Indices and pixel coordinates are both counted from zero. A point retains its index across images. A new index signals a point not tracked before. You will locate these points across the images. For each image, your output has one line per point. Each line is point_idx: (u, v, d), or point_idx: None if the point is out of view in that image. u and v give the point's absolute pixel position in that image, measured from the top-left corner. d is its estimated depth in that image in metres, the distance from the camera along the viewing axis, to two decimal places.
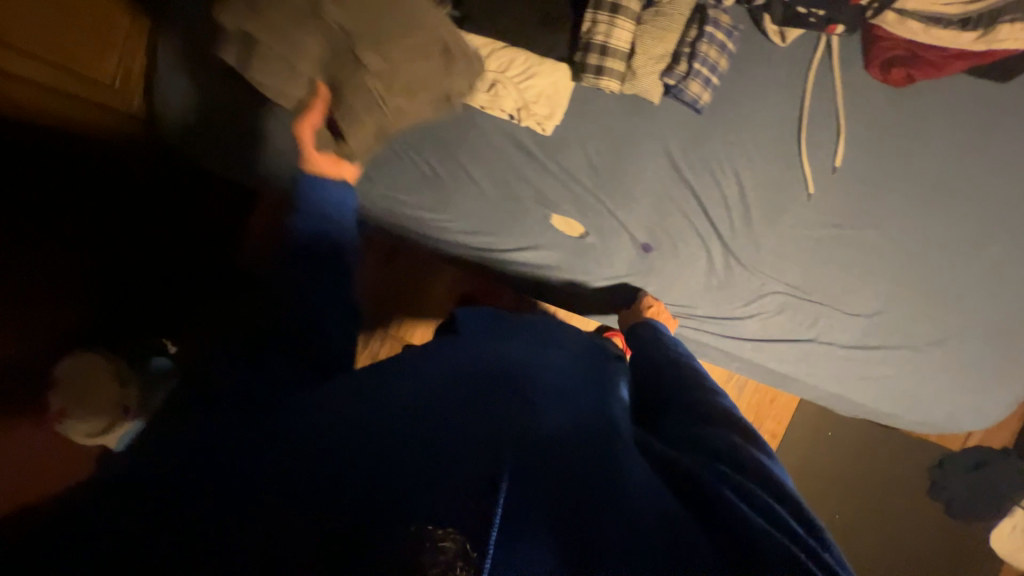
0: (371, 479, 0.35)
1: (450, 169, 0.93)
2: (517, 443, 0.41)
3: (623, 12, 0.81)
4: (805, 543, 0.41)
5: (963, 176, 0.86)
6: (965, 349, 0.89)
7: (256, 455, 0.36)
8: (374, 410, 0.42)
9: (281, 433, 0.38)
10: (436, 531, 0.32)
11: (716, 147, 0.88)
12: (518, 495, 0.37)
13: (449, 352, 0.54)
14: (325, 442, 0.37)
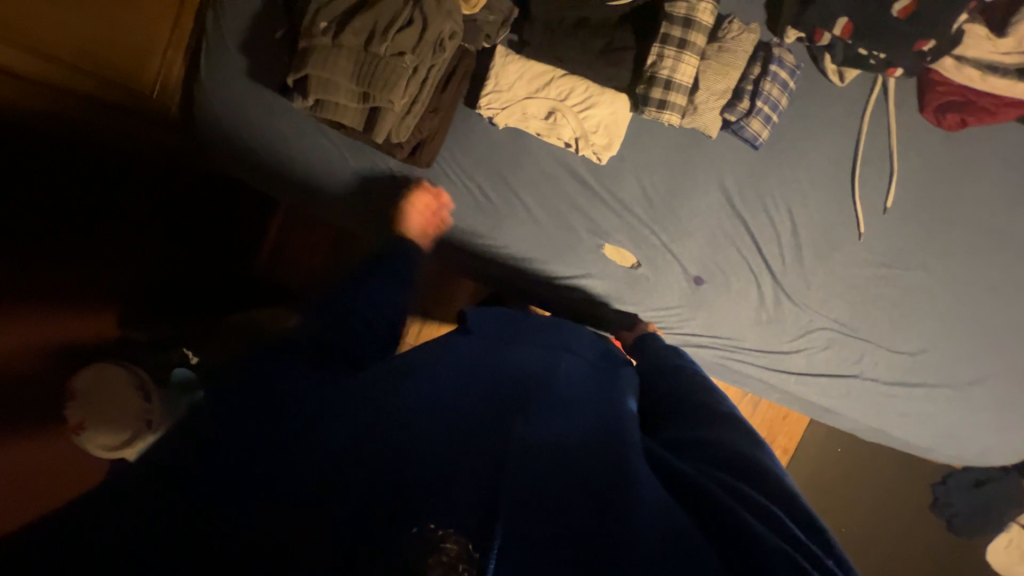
0: (398, 491, 0.37)
1: (503, 196, 0.93)
2: (531, 442, 0.42)
3: (691, 47, 0.81)
4: (809, 550, 0.41)
5: (1007, 222, 0.89)
6: (1001, 388, 0.92)
7: (290, 457, 0.38)
8: (403, 417, 0.43)
9: (294, 441, 0.40)
10: (440, 532, 0.34)
11: (771, 183, 0.89)
12: (521, 494, 0.38)
13: (468, 358, 0.55)
14: (337, 447, 0.39)
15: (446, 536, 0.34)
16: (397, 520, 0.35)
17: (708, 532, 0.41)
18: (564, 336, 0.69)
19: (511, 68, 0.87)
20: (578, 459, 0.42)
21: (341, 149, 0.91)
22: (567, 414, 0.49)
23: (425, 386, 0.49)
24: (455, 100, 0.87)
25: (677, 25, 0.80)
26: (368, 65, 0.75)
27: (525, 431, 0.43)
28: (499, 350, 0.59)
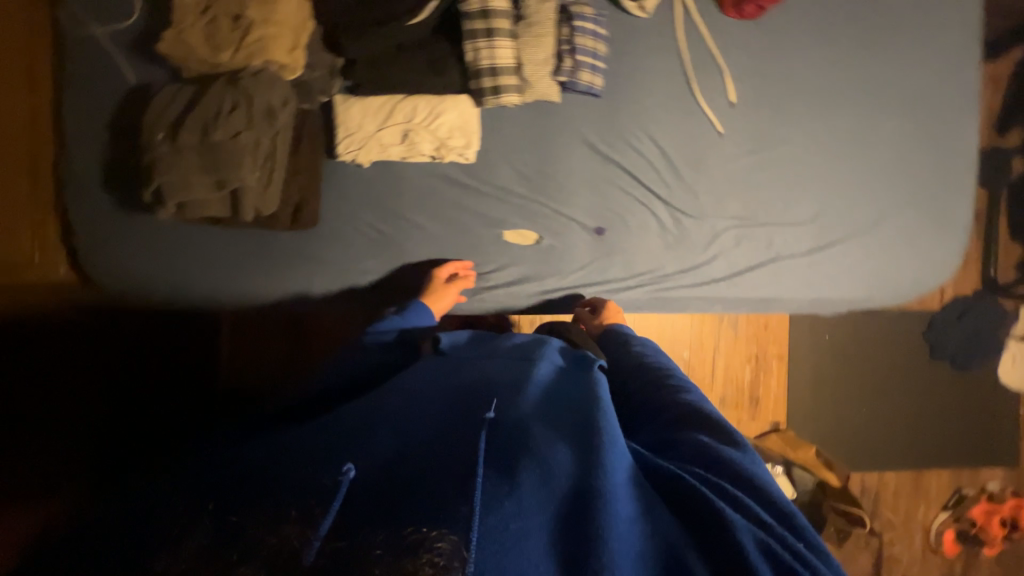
0: (410, 500, 0.42)
1: (395, 225, 0.96)
2: (539, 440, 0.48)
3: (498, 33, 0.86)
4: (780, 536, 0.43)
5: (842, 73, 0.95)
6: (906, 219, 0.96)
7: (306, 488, 0.43)
8: (427, 438, 0.50)
9: (310, 480, 0.45)
10: (432, 534, 0.39)
11: (625, 121, 0.94)
12: (512, 500, 0.42)
13: (476, 377, 0.62)
14: (347, 476, 0.45)
15: (438, 532, 0.39)
16: (403, 522, 0.40)
17: (686, 515, 0.46)
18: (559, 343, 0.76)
19: (354, 110, 0.91)
20: (574, 449, 0.48)
21: (253, 246, 0.94)
22: (553, 415, 0.54)
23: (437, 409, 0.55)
24: (314, 157, 0.91)
25: (478, 18, 0.86)
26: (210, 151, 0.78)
27: (534, 431, 0.49)
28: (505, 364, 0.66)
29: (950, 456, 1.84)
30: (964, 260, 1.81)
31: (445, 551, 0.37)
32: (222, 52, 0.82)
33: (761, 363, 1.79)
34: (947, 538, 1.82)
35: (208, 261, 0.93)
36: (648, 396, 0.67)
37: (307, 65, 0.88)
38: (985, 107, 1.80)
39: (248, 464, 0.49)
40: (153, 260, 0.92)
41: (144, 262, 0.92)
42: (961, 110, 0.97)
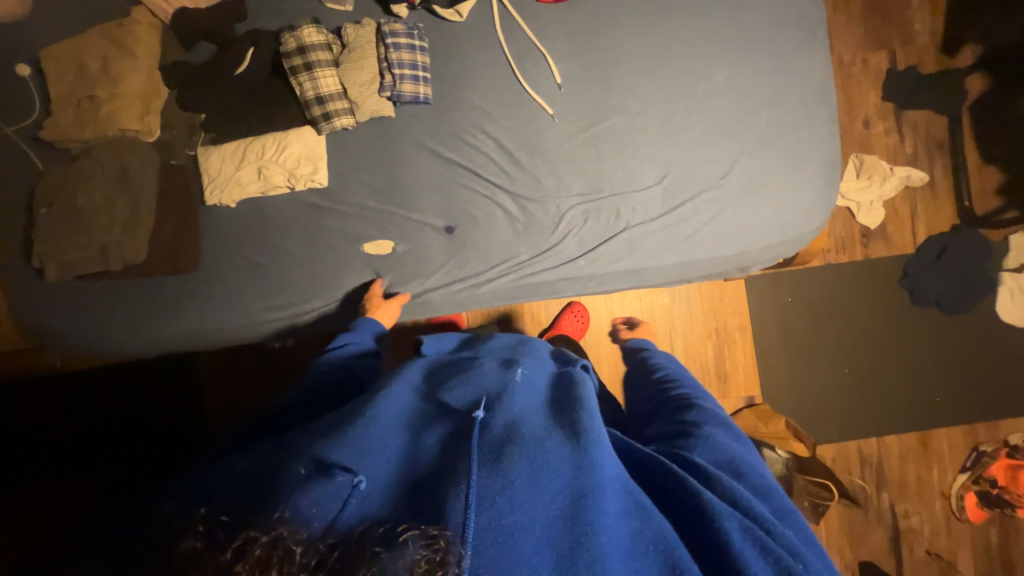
0: (430, 505, 0.45)
1: (265, 254, 1.02)
2: (528, 445, 0.53)
3: (317, 65, 0.94)
4: (767, 524, 0.56)
5: (670, 31, 0.94)
6: (759, 166, 0.92)
7: (305, 493, 0.46)
8: (426, 456, 0.54)
9: (319, 486, 0.47)
10: (427, 530, 0.41)
11: (459, 121, 0.99)
12: (517, 504, 0.46)
13: (466, 390, 0.66)
14: (352, 491, 0.47)
15: (434, 530, 0.40)
16: (407, 522, 0.43)
17: (658, 522, 0.52)
18: (538, 360, 0.81)
19: (211, 157, 1.00)
20: (563, 459, 0.53)
21: (206, 298, 1.01)
22: (555, 423, 0.59)
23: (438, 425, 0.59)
24: (186, 206, 1.00)
25: (295, 55, 0.93)
26: (84, 222, 0.94)
27: (524, 438, 0.54)
28: (489, 378, 0.70)
29: (957, 410, 1.66)
30: (932, 195, 1.66)
31: (442, 538, 0.39)
32: (84, 128, 0.95)
33: (721, 337, 1.68)
34: (970, 504, 1.62)
35: (147, 312, 1.01)
36: (673, 409, 0.84)
37: (164, 126, 0.99)
38: (925, 29, 1.66)
39: (243, 471, 0.52)
40: (97, 313, 1.00)
41: (93, 316, 1.00)
42: (807, 42, 0.92)
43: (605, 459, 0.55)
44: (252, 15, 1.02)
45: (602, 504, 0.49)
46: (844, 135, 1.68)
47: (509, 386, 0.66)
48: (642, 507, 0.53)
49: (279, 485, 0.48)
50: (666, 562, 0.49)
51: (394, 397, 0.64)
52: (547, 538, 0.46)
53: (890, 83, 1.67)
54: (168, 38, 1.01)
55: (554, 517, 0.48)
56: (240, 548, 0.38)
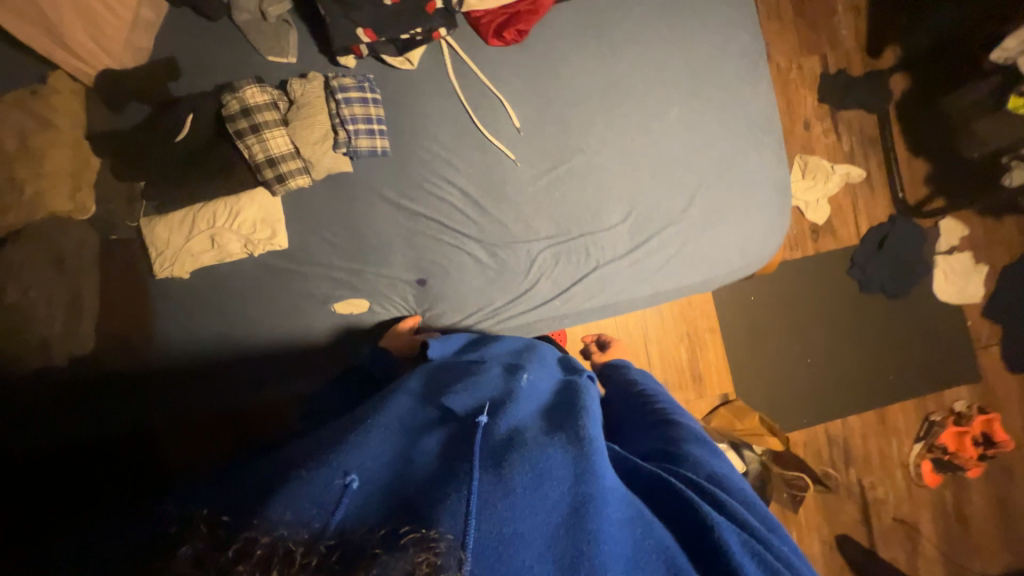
0: (431, 502, 0.45)
1: (228, 324, 0.97)
2: (530, 451, 0.53)
3: (264, 126, 0.89)
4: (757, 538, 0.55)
5: (619, 70, 0.96)
6: (717, 196, 0.95)
7: (313, 493, 0.46)
8: (427, 466, 0.53)
9: (329, 487, 0.47)
10: (431, 531, 0.41)
11: (420, 171, 0.96)
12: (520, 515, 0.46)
13: (468, 400, 0.67)
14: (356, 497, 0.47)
15: (434, 534, 0.40)
16: (405, 522, 0.42)
17: (659, 532, 0.52)
18: (535, 365, 0.82)
19: (156, 228, 0.94)
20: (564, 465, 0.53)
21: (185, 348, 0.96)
22: (557, 430, 0.60)
23: (443, 436, 0.59)
24: (135, 281, 0.95)
25: (240, 118, 0.88)
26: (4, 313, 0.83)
27: (526, 445, 0.54)
28: (492, 387, 0.70)
29: (907, 386, 1.79)
30: (870, 189, 1.78)
31: (445, 542, 0.39)
32: (8, 213, 0.84)
33: (693, 340, 1.74)
34: (927, 471, 1.76)
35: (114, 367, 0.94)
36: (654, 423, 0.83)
37: (100, 200, 0.91)
38: (849, 34, 1.77)
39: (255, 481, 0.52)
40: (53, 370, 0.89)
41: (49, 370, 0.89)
42: (749, 75, 0.96)
43: (603, 464, 0.56)
44: (187, 73, 0.97)
45: (605, 511, 0.50)
46: (787, 138, 1.76)
47: (512, 395, 0.67)
48: (638, 512, 0.53)
49: (278, 485, 0.48)
50: (666, 565, 0.50)
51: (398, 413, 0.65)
52: (547, 544, 0.46)
53: (824, 86, 1.76)
54: (93, 103, 0.93)
55: (555, 526, 0.48)
56: (240, 548, 0.36)
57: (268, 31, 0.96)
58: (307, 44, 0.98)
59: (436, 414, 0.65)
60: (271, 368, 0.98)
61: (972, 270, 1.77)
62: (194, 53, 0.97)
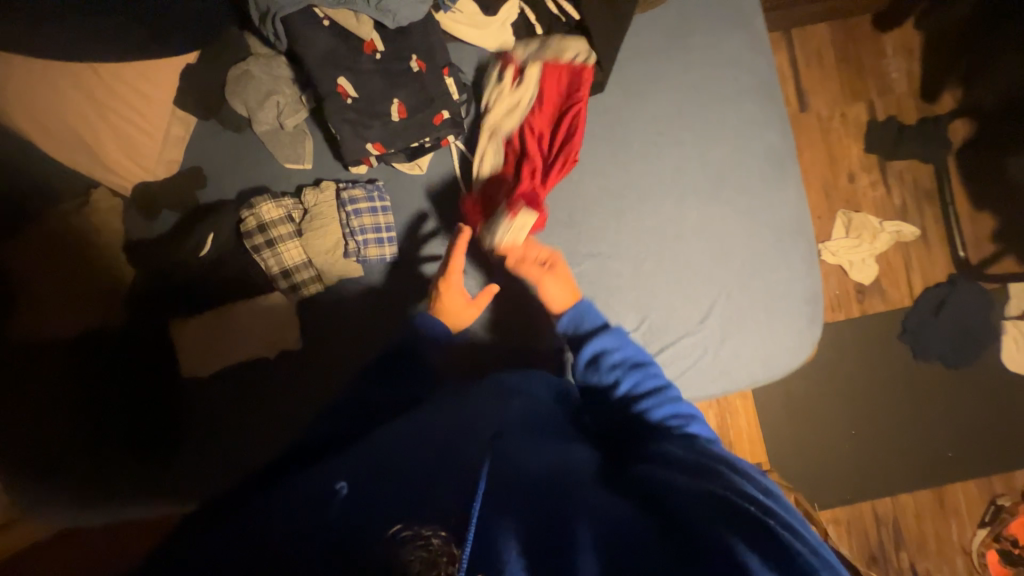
0: (413, 506, 0.49)
1: (240, 431, 0.97)
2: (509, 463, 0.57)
3: (279, 240, 0.92)
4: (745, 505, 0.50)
5: (630, 173, 0.92)
6: (738, 307, 0.89)
7: (295, 529, 0.48)
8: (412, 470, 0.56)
9: (304, 523, 0.49)
10: (423, 530, 0.45)
11: (427, 273, 0.97)
12: (496, 520, 0.48)
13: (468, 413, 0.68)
14: (328, 521, 0.49)
15: (429, 532, 0.45)
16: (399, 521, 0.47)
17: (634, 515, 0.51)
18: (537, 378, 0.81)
19: (181, 331, 0.98)
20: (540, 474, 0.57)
21: (204, 451, 0.97)
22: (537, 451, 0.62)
23: (389, 451, 0.59)
24: (160, 386, 0.97)
25: (256, 233, 0.92)
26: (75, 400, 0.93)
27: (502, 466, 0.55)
28: (472, 404, 0.71)
29: (970, 464, 1.62)
30: (925, 246, 1.62)
31: (436, 545, 0.43)
32: (65, 324, 0.93)
33: (723, 407, 1.67)
34: (992, 561, 1.58)
35: (134, 459, 0.95)
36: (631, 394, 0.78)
37: (137, 307, 0.98)
38: (901, 77, 1.63)
39: (244, 522, 0.54)
40: (102, 438, 0.93)
41: (99, 438, 0.93)
42: (775, 174, 0.89)
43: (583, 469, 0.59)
44: (212, 180, 1.01)
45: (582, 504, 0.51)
46: (828, 192, 1.64)
47: (495, 414, 0.68)
48: (615, 520, 0.49)
49: (275, 506, 0.54)
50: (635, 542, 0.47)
51: (394, 421, 0.69)
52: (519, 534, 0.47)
53: (872, 135, 1.63)
54: (132, 214, 1.01)
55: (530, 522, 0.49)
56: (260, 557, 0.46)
57: (287, 140, 0.98)
58: (323, 150, 1.00)
59: (423, 424, 0.66)
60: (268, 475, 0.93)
61: None
62: (218, 160, 1.01)
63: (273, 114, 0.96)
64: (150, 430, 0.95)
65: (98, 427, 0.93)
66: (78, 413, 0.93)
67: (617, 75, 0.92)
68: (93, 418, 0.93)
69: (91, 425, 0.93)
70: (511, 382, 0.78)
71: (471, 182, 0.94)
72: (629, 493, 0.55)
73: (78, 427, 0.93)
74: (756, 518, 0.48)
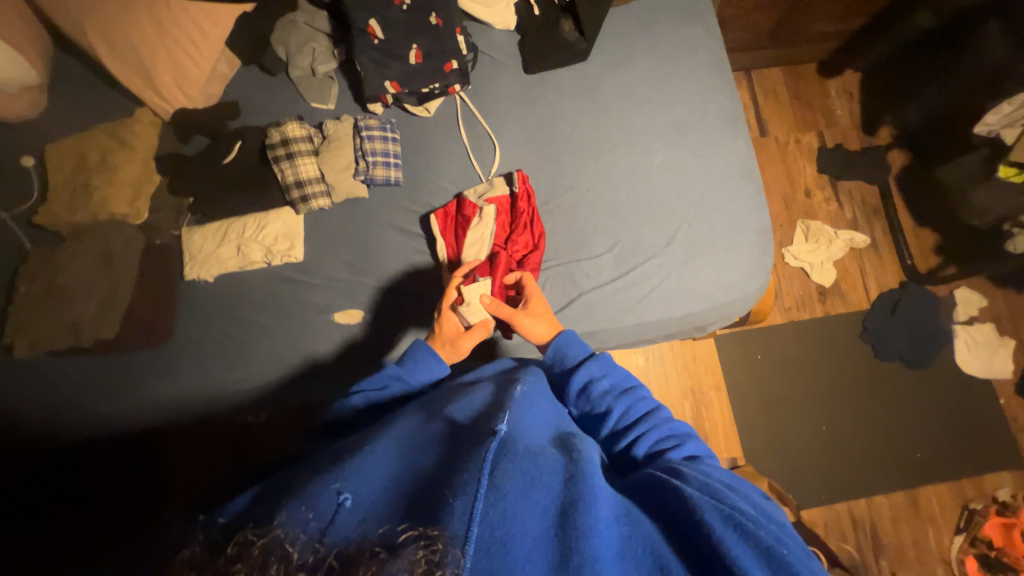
0: (418, 507, 0.48)
1: (241, 328, 1.05)
2: (522, 457, 0.55)
3: (298, 154, 1.05)
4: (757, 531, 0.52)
5: (605, 124, 1.08)
6: (698, 234, 1.00)
7: (284, 516, 0.46)
8: (422, 477, 0.54)
9: (298, 513, 0.46)
10: (430, 530, 0.43)
11: (426, 197, 1.09)
12: (509, 524, 0.47)
13: (477, 413, 0.67)
14: (326, 519, 0.46)
15: (433, 534, 0.42)
16: (406, 523, 0.45)
17: (648, 532, 0.53)
18: (529, 377, 0.82)
19: (196, 235, 1.07)
20: (554, 472, 0.56)
21: (206, 346, 1.04)
22: (545, 447, 0.61)
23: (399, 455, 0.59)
24: (166, 282, 1.04)
25: (279, 147, 1.05)
26: (76, 278, 0.96)
27: (513, 454, 0.55)
28: (473, 400, 0.72)
29: (939, 465, 1.64)
30: (876, 255, 1.79)
31: (433, 548, 0.41)
32: (78, 212, 1.00)
33: (699, 398, 1.69)
34: (971, 570, 1.54)
35: (133, 363, 1.02)
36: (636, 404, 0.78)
37: (153, 210, 1.06)
38: (845, 114, 1.90)
39: (240, 508, 0.52)
40: (106, 352, 1.01)
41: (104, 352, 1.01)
42: (726, 129, 1.06)
43: (595, 472, 0.58)
44: (245, 113, 1.16)
45: (598, 510, 0.51)
46: (788, 204, 1.84)
47: (500, 404, 0.69)
48: (634, 545, 0.51)
49: (272, 493, 0.53)
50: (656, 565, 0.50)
51: (389, 419, 0.68)
52: (538, 545, 0.47)
53: (823, 157, 1.86)
54: (166, 134, 1.13)
55: (547, 529, 0.49)
56: (237, 550, 0.41)
57: (316, 83, 1.15)
58: (345, 95, 1.16)
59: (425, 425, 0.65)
60: (270, 362, 1.04)
61: (996, 343, 1.69)
62: (253, 97, 1.16)
63: (308, 61, 1.14)
64: (153, 355, 1.03)
65: (93, 314, 0.97)
66: (77, 293, 0.96)
67: (597, 50, 1.13)
68: (84, 307, 0.96)
69: (85, 309, 0.96)
70: (508, 382, 0.79)
71: (471, 125, 1.11)
72: (639, 512, 0.57)
73: (74, 308, 0.96)
74: (766, 543, 0.51)
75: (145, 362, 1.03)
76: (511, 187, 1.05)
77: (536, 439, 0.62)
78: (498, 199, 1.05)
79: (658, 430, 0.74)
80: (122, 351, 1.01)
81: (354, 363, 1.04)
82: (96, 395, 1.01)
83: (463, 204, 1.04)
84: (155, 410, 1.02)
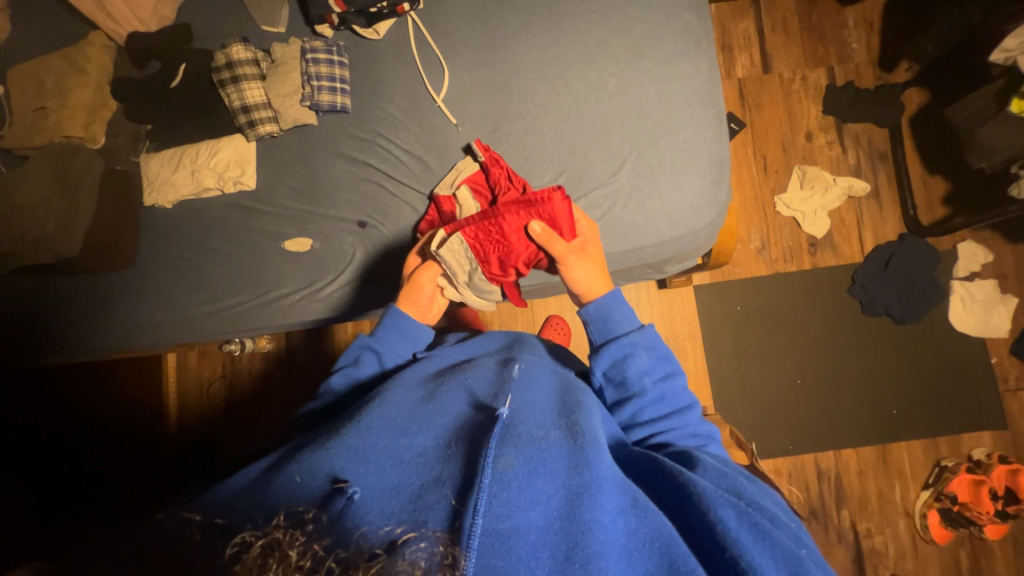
0: (429, 509, 0.53)
1: (198, 253, 1.10)
2: (523, 444, 0.61)
3: (244, 78, 1.03)
4: (760, 528, 0.58)
5: (561, 46, 1.02)
6: (647, 164, 0.96)
7: (297, 515, 0.51)
8: (435, 470, 0.59)
9: (314, 512, 0.51)
10: (436, 536, 0.48)
11: (374, 125, 1.07)
12: (514, 521, 0.52)
13: (481, 403, 0.72)
14: (341, 518, 0.51)
15: (443, 543, 0.48)
16: (410, 528, 0.50)
17: (655, 521, 0.57)
18: (529, 360, 0.86)
19: (153, 161, 1.10)
20: (559, 459, 0.60)
21: (169, 271, 1.10)
22: (547, 433, 0.65)
23: (408, 446, 0.64)
24: (126, 206, 1.09)
25: (224, 70, 1.04)
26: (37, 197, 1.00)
27: (518, 447, 0.60)
28: (478, 384, 0.77)
29: (916, 422, 1.61)
30: (877, 205, 1.68)
31: (439, 550, 0.46)
32: (38, 136, 1.02)
33: (672, 347, 1.68)
34: (934, 523, 1.54)
35: (101, 282, 1.10)
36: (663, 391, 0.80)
37: (110, 134, 1.08)
38: (861, 47, 1.72)
39: (256, 495, 0.57)
40: (77, 273, 1.08)
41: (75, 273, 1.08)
42: (690, 50, 0.99)
43: (598, 458, 0.62)
44: (196, 36, 1.13)
45: (598, 501, 0.56)
46: (786, 148, 1.72)
47: (502, 392, 0.73)
48: (635, 535, 0.56)
49: (275, 491, 0.58)
50: (662, 555, 0.54)
51: (395, 400, 0.72)
52: (544, 538, 0.52)
53: (830, 97, 1.71)
54: (122, 59, 1.13)
55: (553, 519, 0.54)
56: (235, 553, 0.44)
57: (266, 5, 1.11)
58: (296, 16, 1.12)
59: (432, 415, 0.70)
60: (228, 286, 1.09)
61: (997, 300, 1.59)
62: (205, 21, 1.14)
63: None
64: (119, 276, 1.10)
65: (53, 229, 1.00)
66: (37, 209, 1.00)
67: None
68: (42, 220, 0.99)
69: (46, 226, 1.00)
70: (510, 365, 0.82)
71: (420, 47, 1.06)
72: (646, 499, 0.60)
73: (37, 225, 0.99)
74: (764, 534, 0.58)
75: (114, 282, 1.10)
76: (476, 159, 1.01)
77: (541, 424, 0.66)
78: (470, 179, 1.01)
79: (677, 420, 0.77)
80: (90, 270, 1.08)
81: (303, 290, 1.07)
82: (71, 313, 1.09)
83: (439, 200, 1.01)
84: (127, 326, 1.09)
